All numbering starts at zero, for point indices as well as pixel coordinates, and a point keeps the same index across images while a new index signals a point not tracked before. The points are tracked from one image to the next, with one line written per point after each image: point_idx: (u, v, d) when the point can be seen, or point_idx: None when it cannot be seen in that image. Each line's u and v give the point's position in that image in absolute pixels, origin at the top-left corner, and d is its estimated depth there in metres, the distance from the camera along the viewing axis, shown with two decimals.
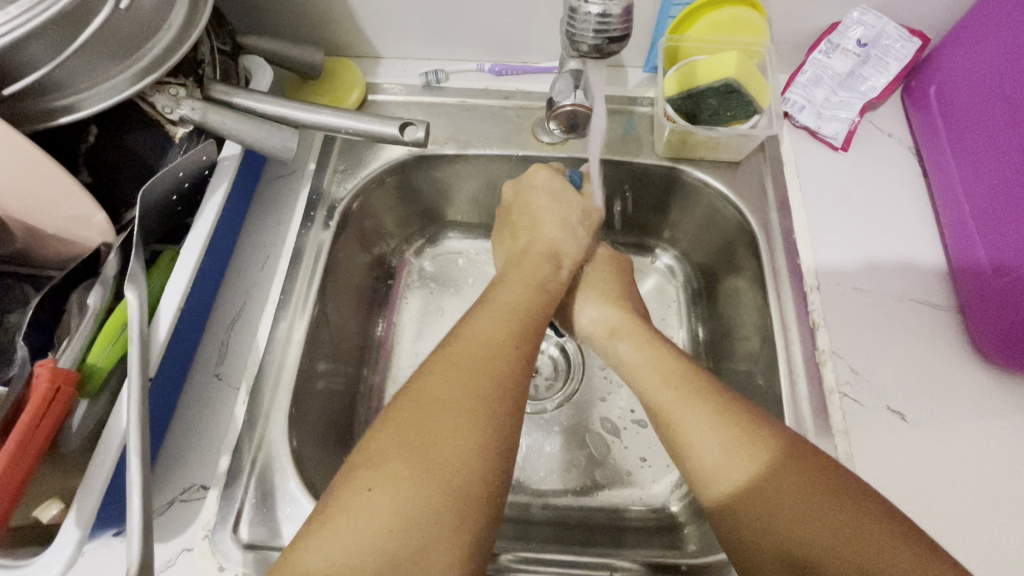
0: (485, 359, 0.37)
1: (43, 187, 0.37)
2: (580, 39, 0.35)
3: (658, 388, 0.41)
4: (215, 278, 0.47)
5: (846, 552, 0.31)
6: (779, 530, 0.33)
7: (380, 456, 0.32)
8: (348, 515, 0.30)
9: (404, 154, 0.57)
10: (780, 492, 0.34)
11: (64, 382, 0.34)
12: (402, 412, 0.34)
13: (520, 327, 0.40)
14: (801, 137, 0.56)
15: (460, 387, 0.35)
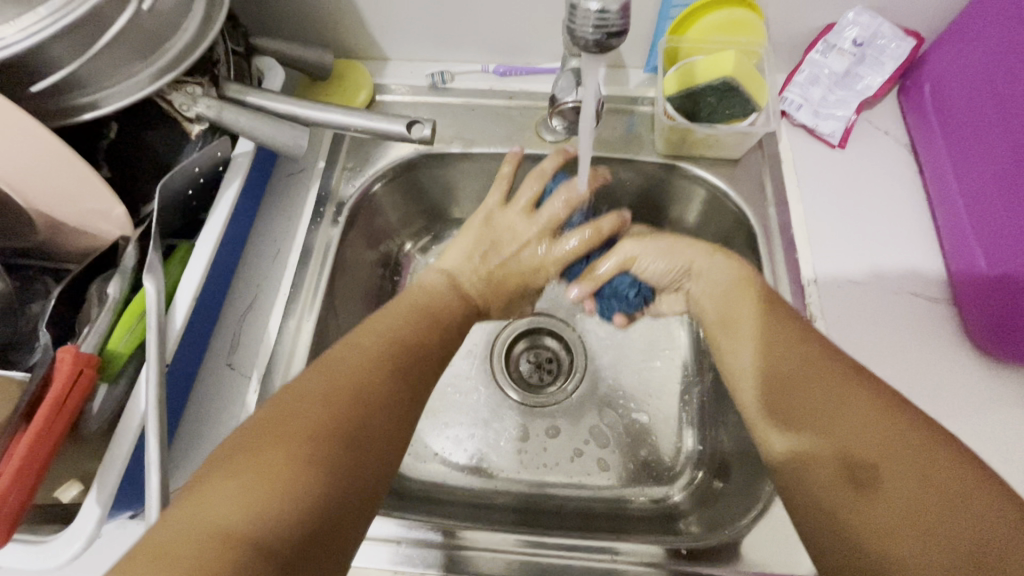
0: (402, 354, 0.40)
1: (66, 181, 0.39)
2: (578, 36, 0.35)
3: (747, 316, 0.43)
4: (228, 271, 0.49)
5: (914, 469, 0.32)
6: (846, 440, 0.34)
7: (310, 423, 0.33)
8: (275, 472, 0.29)
9: (410, 153, 0.59)
10: (854, 408, 0.35)
11: (86, 365, 0.35)
12: (326, 387, 0.35)
13: (433, 327, 0.45)
14: (799, 135, 0.57)
15: (383, 375, 0.38)
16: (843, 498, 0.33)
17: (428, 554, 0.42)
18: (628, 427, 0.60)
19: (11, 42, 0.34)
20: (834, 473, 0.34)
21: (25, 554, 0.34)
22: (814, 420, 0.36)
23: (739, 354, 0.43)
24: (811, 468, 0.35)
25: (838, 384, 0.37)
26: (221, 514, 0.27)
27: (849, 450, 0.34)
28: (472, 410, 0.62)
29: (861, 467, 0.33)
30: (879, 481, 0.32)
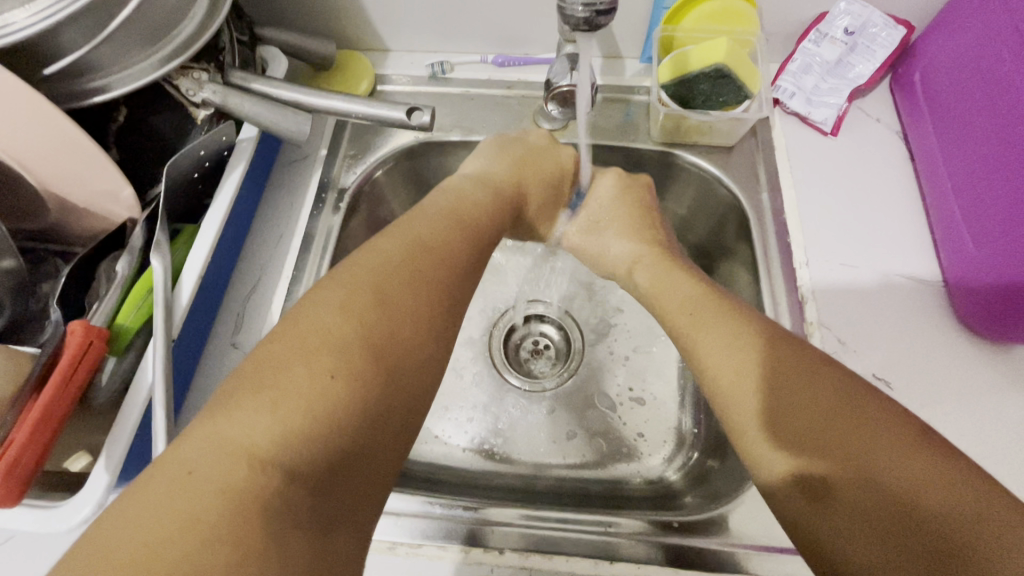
0: (427, 267, 0.40)
1: (76, 161, 0.40)
2: (568, 14, 0.36)
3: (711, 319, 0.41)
4: (233, 254, 0.50)
5: (880, 459, 0.31)
6: (810, 440, 0.34)
7: (335, 343, 0.33)
8: (298, 394, 0.31)
9: (411, 141, 0.60)
10: (814, 405, 0.34)
11: (96, 337, 0.36)
12: (346, 308, 0.35)
13: (469, 235, 0.45)
14: (793, 123, 0.58)
15: (407, 294, 0.38)
16: (799, 512, 0.32)
17: (428, 526, 0.43)
18: (624, 409, 0.61)
19: (24, 25, 0.35)
20: (796, 489, 0.33)
21: (35, 519, 0.35)
22: (773, 424, 0.35)
23: (702, 345, 0.40)
24: (777, 486, 0.34)
25: (806, 378, 0.36)
26: (246, 433, 0.29)
27: (816, 446, 0.33)
28: (471, 395, 0.63)
29: (815, 478, 0.32)
30: (835, 488, 0.32)
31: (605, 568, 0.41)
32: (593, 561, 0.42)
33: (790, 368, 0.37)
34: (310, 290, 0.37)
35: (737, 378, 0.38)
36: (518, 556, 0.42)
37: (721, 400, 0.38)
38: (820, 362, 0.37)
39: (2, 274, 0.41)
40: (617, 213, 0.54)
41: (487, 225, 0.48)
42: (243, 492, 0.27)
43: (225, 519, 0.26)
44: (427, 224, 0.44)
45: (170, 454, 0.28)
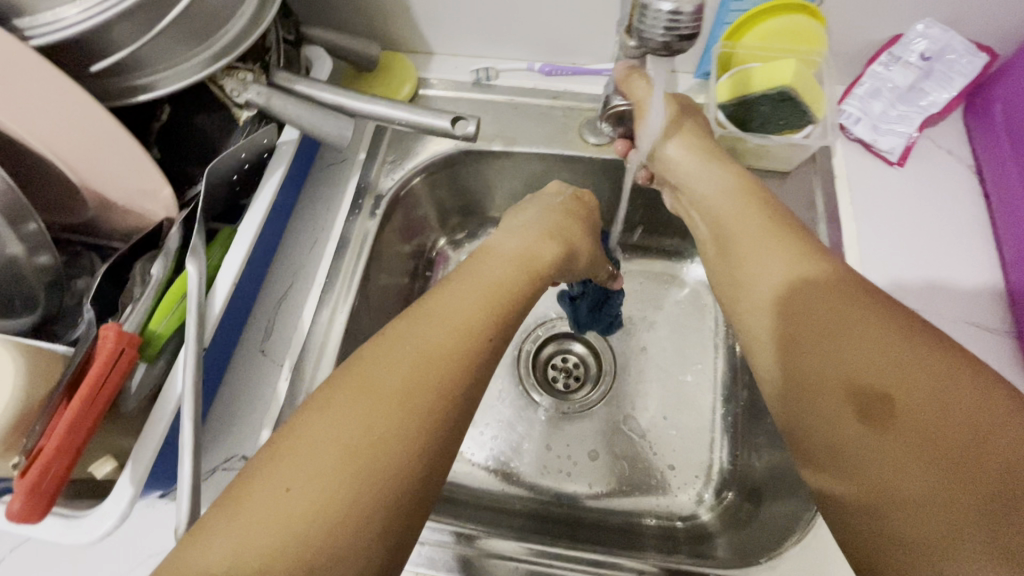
0: (437, 360, 0.33)
1: (116, 159, 0.39)
2: (647, 39, 0.34)
3: (767, 264, 0.41)
4: (266, 258, 0.49)
5: (928, 390, 0.31)
6: (858, 369, 0.34)
7: (318, 457, 0.29)
8: (278, 515, 0.27)
9: (450, 148, 0.58)
10: (872, 340, 0.34)
11: (128, 344, 0.35)
12: (341, 399, 0.31)
13: (498, 309, 0.38)
14: (855, 150, 0.55)
15: (407, 379, 0.32)
16: (854, 431, 0.33)
17: (447, 558, 0.42)
18: (654, 439, 0.59)
19: (75, 21, 0.34)
20: (851, 409, 0.34)
21: (60, 528, 0.34)
22: (796, 343, 0.38)
23: (751, 263, 0.42)
24: (824, 409, 0.35)
25: (862, 325, 0.35)
26: (210, 553, 0.26)
27: (860, 379, 0.34)
28: (498, 411, 0.61)
29: (872, 398, 0.33)
30: (894, 412, 0.32)
31: None
32: None
33: (833, 301, 0.37)
34: (316, 390, 0.32)
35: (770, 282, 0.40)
36: None
37: (745, 317, 0.42)
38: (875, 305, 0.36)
39: (39, 272, 0.40)
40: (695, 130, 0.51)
41: (528, 296, 0.42)
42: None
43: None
44: (464, 293, 0.38)
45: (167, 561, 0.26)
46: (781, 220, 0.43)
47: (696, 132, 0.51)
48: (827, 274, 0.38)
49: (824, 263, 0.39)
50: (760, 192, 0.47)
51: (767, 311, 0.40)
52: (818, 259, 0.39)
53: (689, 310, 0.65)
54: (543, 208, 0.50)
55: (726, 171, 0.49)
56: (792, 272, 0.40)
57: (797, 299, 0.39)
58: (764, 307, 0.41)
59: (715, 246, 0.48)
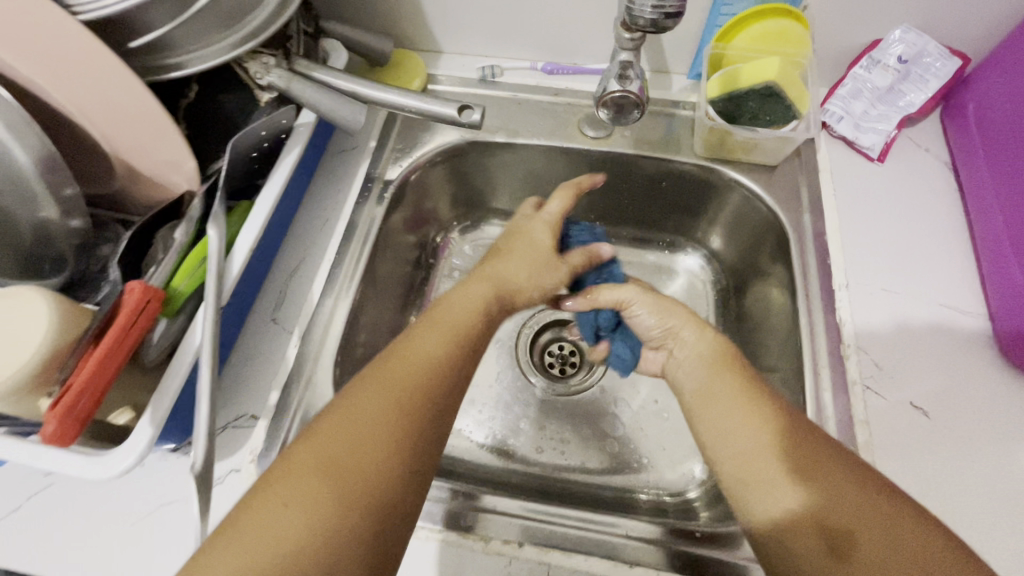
0: (406, 396, 0.38)
1: (145, 131, 0.42)
2: (637, 15, 0.38)
3: (731, 409, 0.41)
4: (280, 233, 0.52)
5: (896, 557, 0.32)
6: (826, 515, 0.35)
7: (306, 496, 0.32)
8: (275, 540, 0.31)
9: (456, 139, 0.61)
10: (821, 475, 0.36)
11: (153, 297, 0.38)
12: (327, 430, 0.35)
13: (462, 342, 0.43)
14: (838, 147, 0.58)
15: (381, 410, 0.37)
16: (820, 564, 0.33)
17: (451, 515, 0.43)
18: (646, 422, 0.61)
19: (111, 3, 0.38)
20: (815, 544, 0.34)
21: (81, 464, 0.36)
22: (775, 468, 0.37)
23: (721, 418, 0.41)
24: (790, 538, 0.35)
25: (819, 467, 0.36)
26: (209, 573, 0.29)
27: (825, 519, 0.35)
28: (496, 393, 0.63)
29: (837, 537, 0.34)
30: (855, 553, 0.33)
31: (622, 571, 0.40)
32: (608, 563, 0.40)
33: (808, 455, 0.37)
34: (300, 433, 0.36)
35: (738, 422, 0.40)
36: (538, 551, 0.41)
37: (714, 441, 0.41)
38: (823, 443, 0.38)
39: (70, 233, 0.43)
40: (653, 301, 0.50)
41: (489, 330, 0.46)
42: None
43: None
44: (437, 328, 0.43)
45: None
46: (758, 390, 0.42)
47: (673, 314, 0.49)
48: (777, 428, 0.39)
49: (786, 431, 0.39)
50: (734, 353, 0.46)
51: (746, 431, 0.40)
52: (808, 434, 0.38)
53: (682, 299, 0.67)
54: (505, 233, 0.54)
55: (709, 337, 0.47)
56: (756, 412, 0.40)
57: (759, 437, 0.39)
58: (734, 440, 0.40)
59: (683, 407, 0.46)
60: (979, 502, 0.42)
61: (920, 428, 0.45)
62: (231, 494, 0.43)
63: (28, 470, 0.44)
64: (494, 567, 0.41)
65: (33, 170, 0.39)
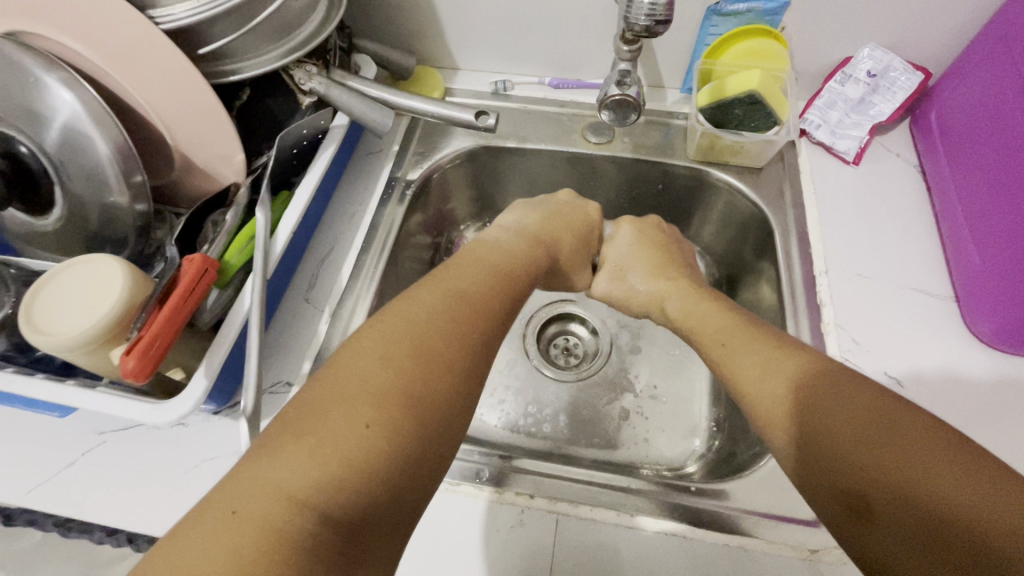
0: (449, 321, 0.40)
1: (204, 126, 0.48)
2: (632, 21, 0.44)
3: (752, 358, 0.41)
4: (314, 222, 0.58)
5: (933, 491, 0.29)
6: (848, 466, 0.33)
7: (362, 389, 0.33)
8: (328, 448, 0.30)
9: (472, 144, 0.68)
10: (831, 399, 0.35)
11: (210, 266, 0.43)
12: (383, 351, 0.36)
13: (497, 295, 0.46)
14: (818, 152, 0.64)
15: (431, 339, 0.38)
16: (849, 522, 0.32)
17: (486, 474, 0.47)
18: (647, 404, 0.65)
19: (182, 16, 0.44)
20: (837, 500, 0.33)
21: (142, 409, 0.41)
22: (797, 421, 0.36)
23: (739, 367, 0.41)
24: (821, 501, 0.34)
25: (845, 392, 0.35)
26: (267, 477, 0.28)
27: (842, 475, 0.33)
28: (506, 377, 0.68)
29: (852, 491, 0.32)
30: (872, 502, 0.31)
31: (624, 519, 0.44)
32: (613, 512, 0.44)
33: (831, 407, 0.35)
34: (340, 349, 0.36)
35: (756, 378, 0.40)
36: (547, 501, 0.45)
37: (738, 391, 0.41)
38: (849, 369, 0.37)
39: (135, 217, 0.47)
40: (639, 252, 0.59)
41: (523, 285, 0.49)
42: (283, 534, 0.26)
43: (263, 561, 0.25)
44: (467, 276, 0.46)
45: (213, 498, 0.28)
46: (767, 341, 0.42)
47: (659, 283, 0.56)
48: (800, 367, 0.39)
49: (819, 368, 0.38)
50: (743, 314, 0.46)
51: (762, 392, 0.39)
52: (827, 374, 0.37)
53: None
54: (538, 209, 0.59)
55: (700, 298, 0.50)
56: (777, 353, 0.40)
57: (777, 378, 0.39)
58: (754, 381, 0.40)
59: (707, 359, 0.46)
60: None
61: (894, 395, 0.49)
62: None
63: (83, 428, 0.48)
64: (506, 515, 0.45)
65: (109, 156, 0.44)
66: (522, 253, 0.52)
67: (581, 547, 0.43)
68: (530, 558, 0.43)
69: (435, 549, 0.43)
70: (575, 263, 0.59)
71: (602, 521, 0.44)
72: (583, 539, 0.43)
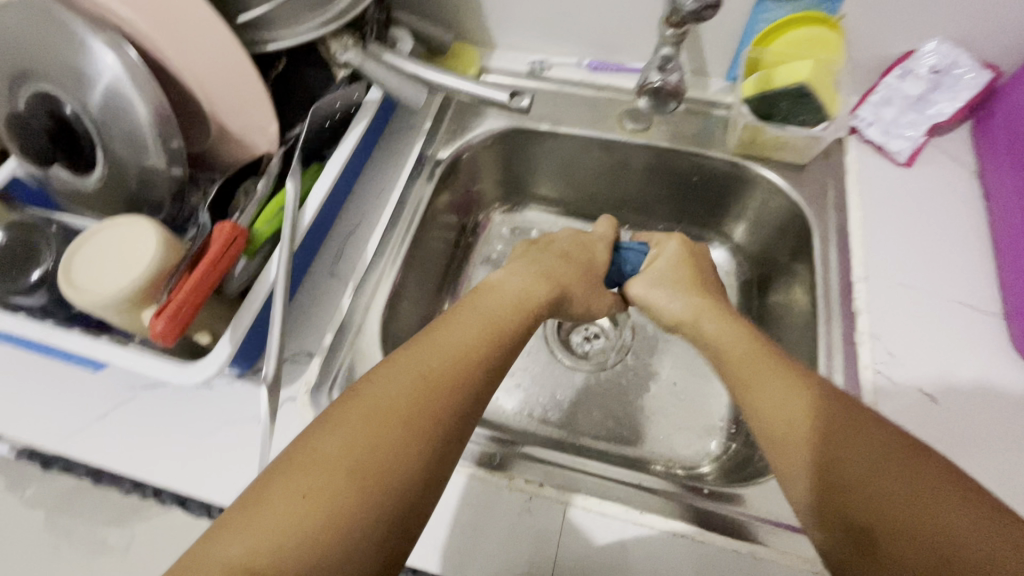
0: (436, 385, 0.37)
1: (242, 92, 0.48)
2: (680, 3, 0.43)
3: (767, 398, 0.39)
4: (342, 196, 0.58)
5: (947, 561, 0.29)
6: (863, 520, 0.32)
7: (321, 464, 0.32)
8: (286, 521, 0.30)
9: (505, 125, 0.66)
10: (838, 475, 0.34)
11: (239, 235, 0.44)
12: (359, 413, 0.35)
13: (496, 345, 0.42)
14: (867, 151, 0.61)
15: (409, 402, 0.36)
16: (858, 567, 0.32)
17: (488, 457, 0.47)
18: (664, 402, 0.64)
19: None
20: (846, 546, 0.32)
21: (171, 370, 0.42)
22: (813, 461, 0.35)
23: (756, 394, 0.40)
24: (828, 547, 0.33)
25: (859, 465, 0.34)
26: (226, 549, 0.29)
27: (860, 520, 0.32)
28: (524, 363, 0.68)
29: (864, 537, 0.32)
30: (883, 558, 0.31)
31: (634, 516, 0.44)
32: (623, 510, 0.44)
33: (853, 470, 0.34)
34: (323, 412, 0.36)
35: (776, 408, 0.38)
36: (556, 491, 0.45)
37: (752, 412, 0.40)
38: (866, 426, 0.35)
39: (170, 181, 0.48)
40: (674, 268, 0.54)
41: (523, 333, 0.45)
42: None
43: None
44: (465, 326, 0.42)
45: (184, 562, 0.29)
46: (787, 367, 0.40)
47: (683, 301, 0.50)
48: (816, 426, 0.36)
49: (828, 406, 0.37)
50: (766, 341, 0.44)
51: (768, 426, 0.38)
52: (862, 421, 0.36)
53: None
54: (545, 249, 0.54)
55: (732, 324, 0.46)
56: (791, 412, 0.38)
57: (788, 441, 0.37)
58: (765, 435, 0.38)
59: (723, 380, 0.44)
60: (983, 483, 0.44)
61: (928, 413, 0.47)
62: (288, 419, 0.48)
63: (116, 383, 0.50)
64: (514, 501, 0.45)
65: (148, 121, 0.45)
66: (524, 295, 0.47)
67: (588, 541, 0.43)
68: (537, 545, 0.43)
69: (441, 528, 0.44)
70: (592, 288, 0.53)
71: (610, 516, 0.44)
72: (590, 533, 0.43)
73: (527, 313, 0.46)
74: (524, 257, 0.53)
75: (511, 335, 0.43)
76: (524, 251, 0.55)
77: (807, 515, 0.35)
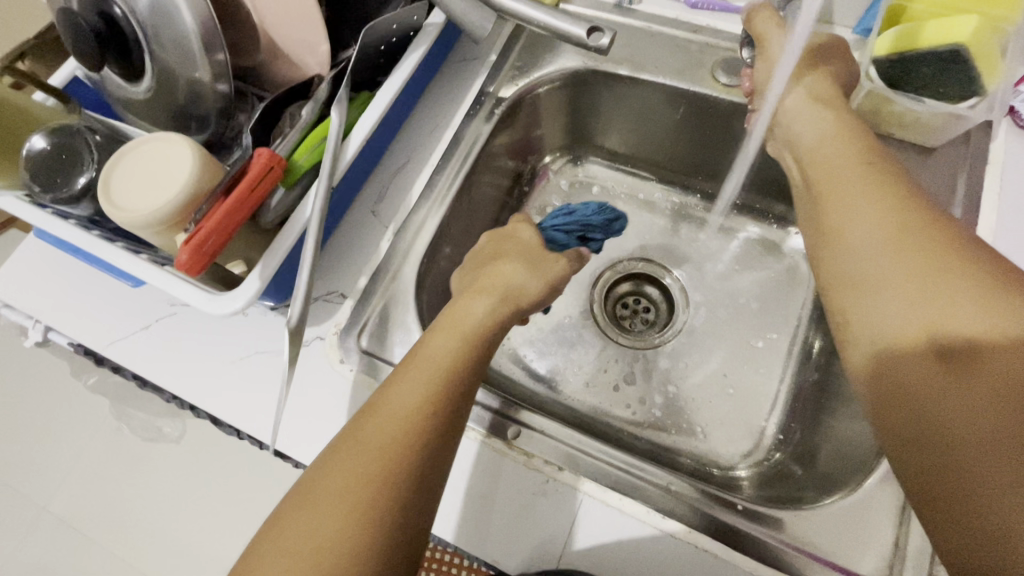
0: (381, 463, 0.34)
1: (295, 8, 0.46)
2: None
3: (859, 212, 0.39)
4: (392, 130, 0.54)
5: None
6: (944, 327, 0.32)
7: None
8: None
9: (580, 65, 0.59)
10: (892, 296, 0.34)
11: (276, 165, 0.41)
12: (301, 517, 0.32)
13: (444, 392, 0.37)
14: (1020, 139, 0.50)
15: (352, 489, 0.33)
16: (939, 381, 0.31)
17: (494, 423, 0.45)
18: (710, 393, 0.59)
19: None
20: (930, 358, 0.32)
21: (200, 297, 0.42)
22: (887, 275, 0.35)
23: (839, 218, 0.40)
24: (907, 366, 0.33)
25: (941, 271, 0.33)
26: None
27: (943, 325, 0.32)
28: (564, 330, 0.64)
29: (948, 341, 0.31)
30: (969, 363, 0.30)
31: (654, 518, 0.41)
32: (645, 509, 0.41)
33: (916, 290, 0.33)
34: (268, 519, 0.33)
35: (855, 218, 0.39)
36: (574, 476, 0.43)
37: (837, 233, 0.40)
38: (971, 259, 0.33)
39: (216, 98, 0.46)
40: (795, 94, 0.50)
41: (476, 377, 0.40)
42: None
43: None
44: (409, 380, 0.38)
45: None
46: (877, 173, 0.40)
47: (817, 118, 0.46)
48: (904, 240, 0.36)
49: (918, 218, 0.36)
50: (872, 149, 0.43)
51: (850, 240, 0.39)
52: (944, 232, 0.35)
53: (781, 282, 0.64)
54: (478, 261, 0.48)
55: (830, 117, 0.46)
56: (888, 240, 0.36)
57: (876, 266, 0.36)
58: (844, 242, 0.39)
59: (810, 200, 0.44)
60: None
61: None
62: (315, 358, 0.48)
63: (158, 297, 0.51)
64: (532, 480, 0.43)
65: (195, 31, 0.42)
66: (470, 332, 0.41)
67: (606, 537, 0.41)
68: (548, 531, 0.42)
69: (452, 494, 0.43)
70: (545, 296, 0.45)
71: (632, 516, 0.41)
72: (608, 524, 0.41)
73: (475, 351, 0.40)
74: (464, 283, 0.46)
75: (464, 382, 0.38)
76: (465, 274, 0.48)
77: (881, 335, 0.35)
